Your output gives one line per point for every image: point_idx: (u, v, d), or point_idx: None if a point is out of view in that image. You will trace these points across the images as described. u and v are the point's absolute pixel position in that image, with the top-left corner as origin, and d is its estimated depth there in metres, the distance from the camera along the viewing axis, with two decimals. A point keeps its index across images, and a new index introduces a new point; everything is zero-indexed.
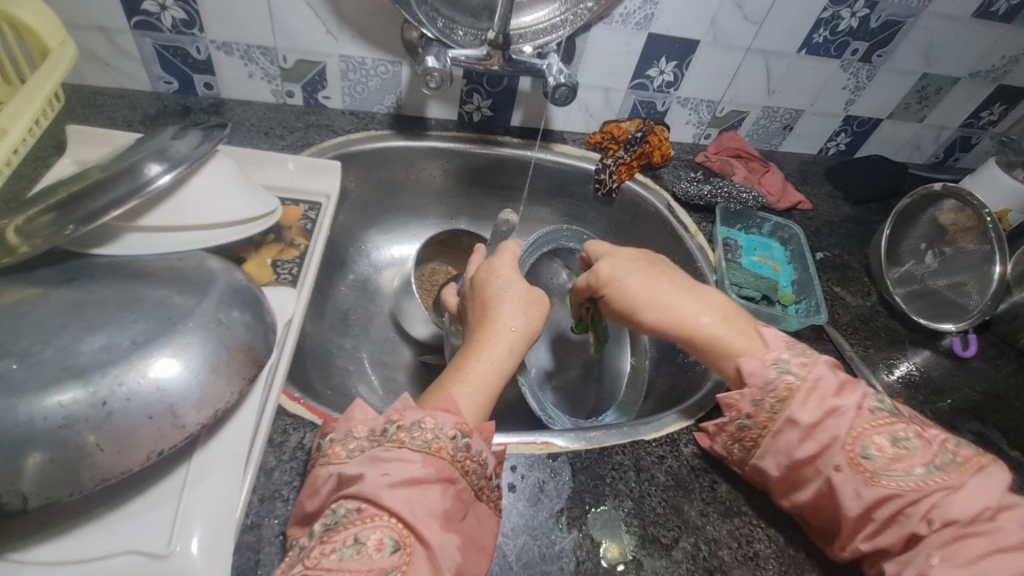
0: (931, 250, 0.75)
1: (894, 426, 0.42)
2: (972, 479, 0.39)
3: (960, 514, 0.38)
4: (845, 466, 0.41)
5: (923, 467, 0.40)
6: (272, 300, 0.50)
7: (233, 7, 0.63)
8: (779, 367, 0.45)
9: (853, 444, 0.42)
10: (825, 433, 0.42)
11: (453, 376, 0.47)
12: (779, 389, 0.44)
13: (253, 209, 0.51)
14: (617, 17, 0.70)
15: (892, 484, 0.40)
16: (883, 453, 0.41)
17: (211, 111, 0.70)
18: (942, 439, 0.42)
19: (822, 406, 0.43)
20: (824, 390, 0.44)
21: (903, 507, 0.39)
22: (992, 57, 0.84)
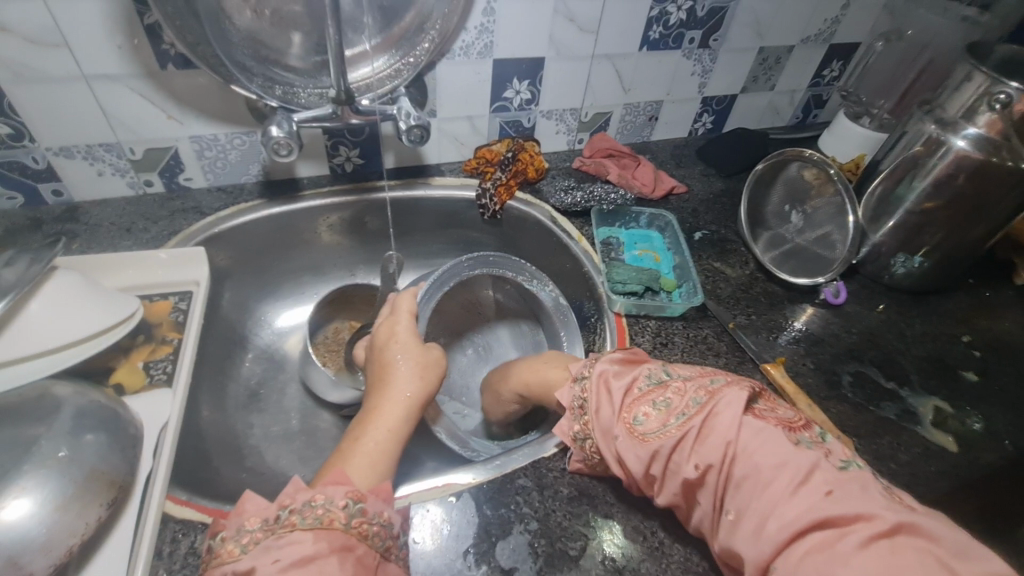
0: (795, 210, 0.80)
1: (654, 392, 0.47)
2: (717, 412, 0.43)
3: (717, 451, 0.41)
4: (626, 441, 0.46)
5: (674, 417, 0.44)
6: (145, 408, 0.49)
7: (59, 111, 0.61)
8: (580, 381, 0.52)
9: (627, 415, 0.47)
10: (605, 420, 0.47)
11: (350, 447, 0.47)
12: (579, 398, 0.51)
13: (102, 321, 0.50)
14: (458, 51, 0.72)
15: (658, 439, 0.44)
16: (649, 416, 0.46)
17: (66, 218, 0.68)
18: (696, 386, 0.46)
19: (600, 397, 0.49)
20: (596, 388, 0.50)
21: (671, 455, 0.43)
22: (815, 22, 0.90)
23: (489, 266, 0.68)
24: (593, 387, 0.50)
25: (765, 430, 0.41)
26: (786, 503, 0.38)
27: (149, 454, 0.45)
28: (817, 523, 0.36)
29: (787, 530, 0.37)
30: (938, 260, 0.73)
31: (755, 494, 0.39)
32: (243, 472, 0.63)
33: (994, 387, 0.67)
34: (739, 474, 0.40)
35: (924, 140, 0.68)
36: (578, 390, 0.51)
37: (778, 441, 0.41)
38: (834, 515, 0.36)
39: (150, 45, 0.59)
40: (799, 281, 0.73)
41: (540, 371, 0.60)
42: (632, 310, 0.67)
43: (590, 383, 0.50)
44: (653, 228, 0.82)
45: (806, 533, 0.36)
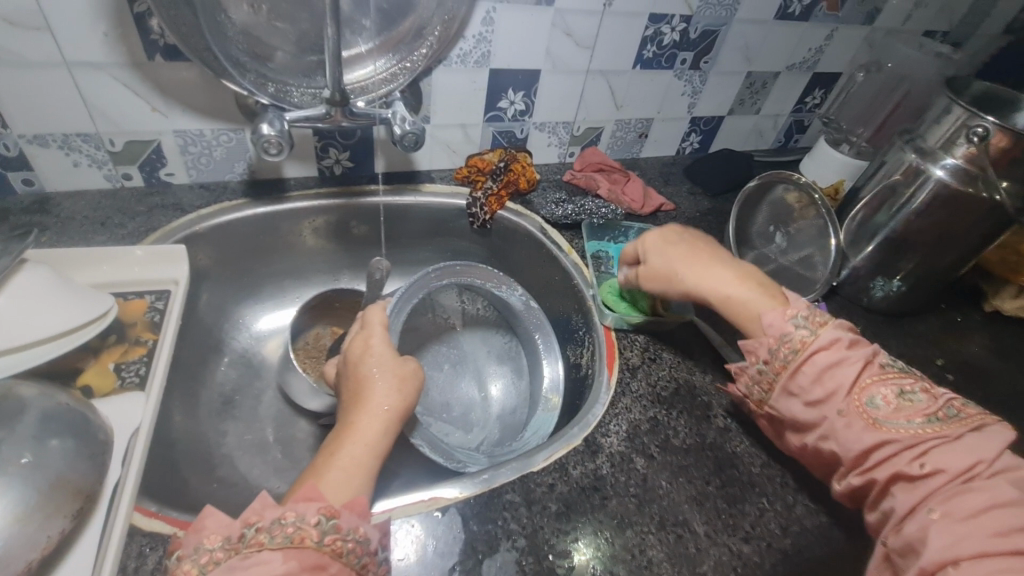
0: (779, 231, 0.82)
1: (902, 379, 0.45)
2: (968, 437, 0.41)
3: (958, 463, 0.40)
4: (851, 411, 0.44)
5: (923, 416, 0.43)
6: (116, 412, 0.46)
7: (36, 97, 0.58)
8: (798, 320, 0.48)
9: (860, 393, 0.45)
10: (834, 380, 0.45)
11: (325, 462, 0.45)
12: (795, 342, 0.47)
13: (75, 317, 0.48)
14: (454, 58, 0.71)
15: (891, 429, 0.43)
16: (888, 402, 0.44)
17: (36, 209, 0.65)
18: (952, 398, 0.44)
19: (832, 355, 0.46)
20: (825, 345, 0.47)
21: (897, 450, 0.42)
22: (801, 50, 0.93)
23: (455, 275, 0.69)
24: (821, 342, 0.47)
25: (997, 459, 0.40)
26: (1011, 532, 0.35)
27: (118, 461, 0.43)
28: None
29: (1000, 548, 0.34)
30: (914, 285, 0.75)
31: (994, 513, 0.36)
32: (214, 483, 0.60)
33: None
34: (973, 490, 0.38)
35: (904, 169, 0.70)
36: (796, 331, 0.48)
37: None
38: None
39: (138, 35, 0.57)
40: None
41: (711, 274, 0.55)
42: (622, 324, 0.67)
43: (815, 341, 0.47)
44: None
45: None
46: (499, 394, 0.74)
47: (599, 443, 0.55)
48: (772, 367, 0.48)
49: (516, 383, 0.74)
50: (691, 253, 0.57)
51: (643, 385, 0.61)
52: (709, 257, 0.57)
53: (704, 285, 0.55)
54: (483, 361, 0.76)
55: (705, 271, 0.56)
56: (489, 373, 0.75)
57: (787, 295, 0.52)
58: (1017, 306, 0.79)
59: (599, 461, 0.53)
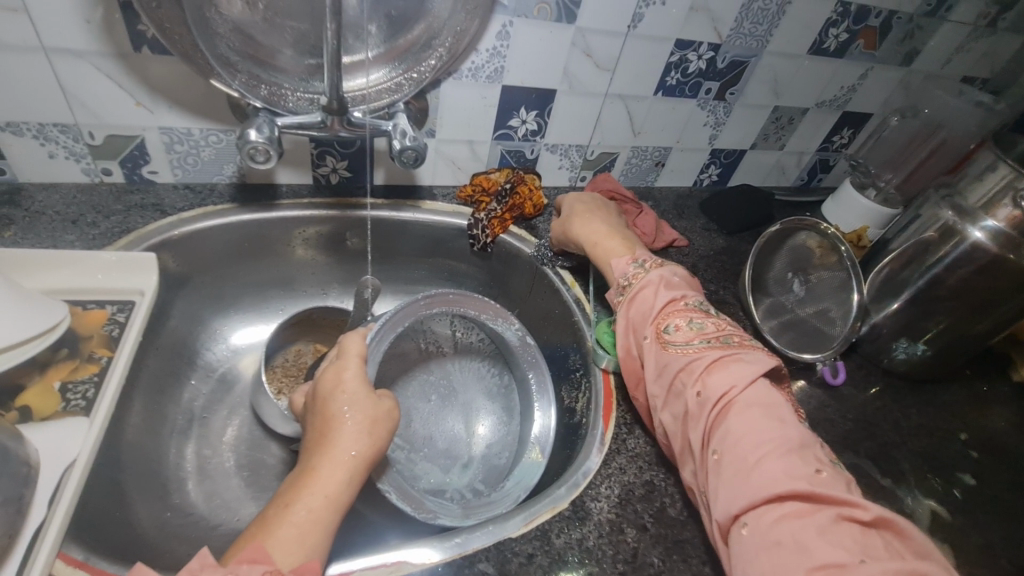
0: (797, 278, 0.76)
1: (694, 313, 0.53)
2: (735, 362, 0.48)
3: (719, 389, 0.46)
4: (653, 338, 0.53)
5: (702, 340, 0.50)
6: (53, 441, 0.42)
7: (11, 83, 0.54)
8: (636, 266, 0.60)
9: (660, 323, 0.53)
10: (638, 311, 0.56)
11: (277, 517, 0.39)
12: (629, 280, 0.59)
13: (22, 330, 0.43)
14: (465, 72, 0.67)
15: (678, 351, 0.50)
16: (679, 329, 0.52)
17: (6, 200, 0.61)
18: (733, 331, 0.51)
19: (649, 292, 0.56)
20: (643, 288, 0.57)
21: (681, 372, 0.49)
22: (832, 88, 0.88)
23: (448, 304, 0.64)
24: (650, 279, 0.57)
25: (754, 387, 0.46)
26: (771, 466, 0.41)
27: (43, 501, 0.38)
28: (801, 495, 0.39)
29: (766, 492, 0.39)
30: (940, 351, 0.70)
31: (748, 445, 0.42)
32: (164, 512, 0.55)
33: (991, 494, 0.63)
34: (730, 417, 0.44)
35: (939, 226, 0.65)
36: (633, 270, 0.59)
37: (778, 409, 0.44)
38: (812, 487, 0.39)
39: (124, 26, 0.53)
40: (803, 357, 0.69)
41: (592, 226, 0.67)
42: (620, 368, 0.62)
43: (642, 278, 0.57)
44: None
45: (783, 503, 0.39)
46: (486, 433, 0.68)
47: (588, 508, 0.50)
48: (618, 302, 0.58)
49: (505, 423, 0.69)
50: (586, 208, 0.69)
51: (641, 444, 0.56)
52: (612, 228, 0.66)
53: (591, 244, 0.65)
54: (473, 396, 0.71)
55: (604, 238, 0.65)
56: (479, 409, 0.70)
57: (638, 249, 0.63)
58: None
59: (585, 531, 0.48)
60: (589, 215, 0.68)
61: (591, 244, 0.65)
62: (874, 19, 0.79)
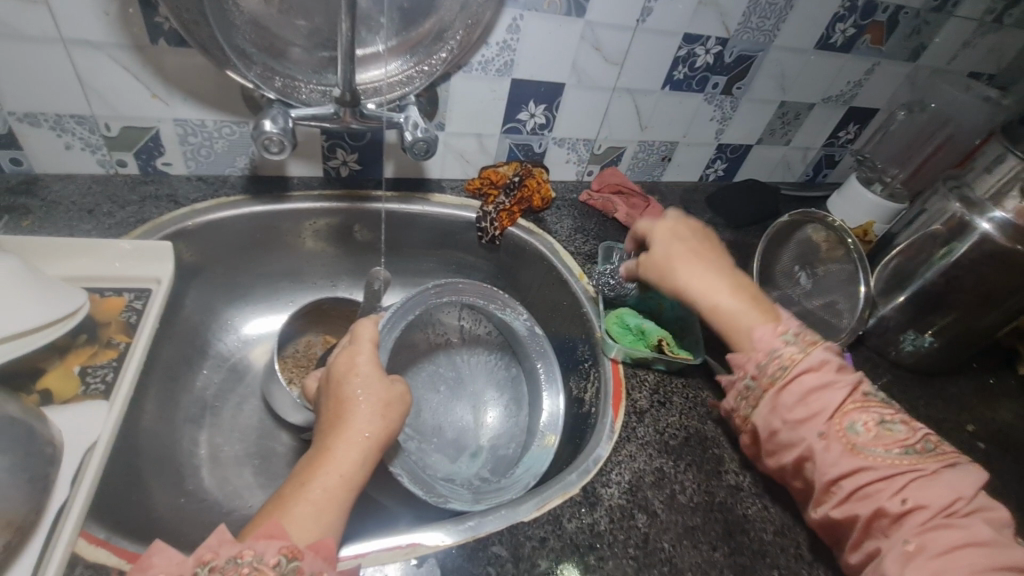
0: (805, 270, 0.77)
1: (883, 407, 0.44)
2: (939, 472, 0.41)
3: (938, 498, 0.39)
4: (831, 434, 0.43)
5: (901, 447, 0.42)
6: (73, 423, 0.42)
7: (30, 74, 0.55)
8: (793, 338, 0.47)
9: (842, 418, 0.44)
10: (818, 402, 0.44)
11: (294, 494, 0.40)
12: (784, 356, 0.46)
13: (45, 314, 0.44)
14: (476, 65, 0.68)
15: (870, 456, 0.42)
16: (868, 427, 0.43)
17: (22, 190, 0.61)
18: (926, 431, 0.44)
19: (821, 378, 0.45)
20: (813, 368, 0.45)
21: (874, 480, 0.41)
22: (839, 83, 0.88)
23: (458, 294, 0.66)
24: (811, 359, 0.46)
25: (967, 496, 0.39)
26: None
27: (65, 480, 0.39)
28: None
29: None
30: (948, 343, 0.70)
31: (973, 571, 0.36)
32: (179, 498, 0.56)
33: (998, 484, 0.63)
34: (951, 536, 0.38)
35: (947, 218, 0.65)
36: (785, 347, 0.47)
37: (1005, 530, 0.38)
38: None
39: (142, 17, 0.54)
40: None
41: (705, 279, 0.54)
42: (629, 358, 0.63)
43: (804, 357, 0.46)
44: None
45: None
46: (494, 423, 0.69)
47: (598, 494, 0.50)
48: (761, 381, 0.47)
49: (513, 414, 0.69)
50: (691, 253, 0.56)
51: (649, 432, 0.56)
52: (733, 282, 0.54)
53: (711, 312, 0.53)
54: (480, 387, 0.72)
55: (728, 295, 0.53)
56: (487, 400, 0.70)
57: (777, 311, 0.51)
58: None
59: (596, 516, 0.48)
60: (702, 261, 0.55)
61: (709, 312, 0.53)
62: (881, 14, 0.80)
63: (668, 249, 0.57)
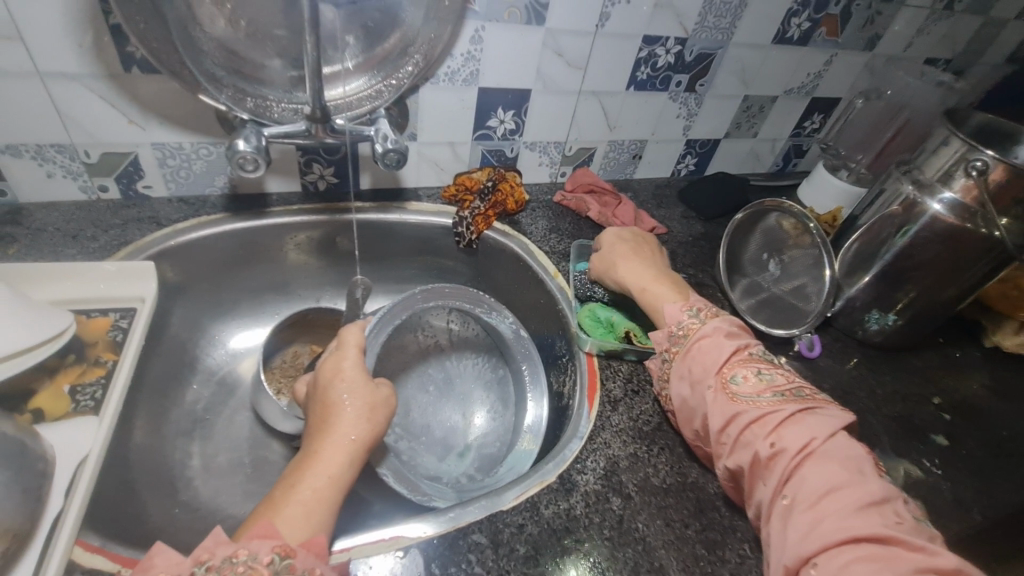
0: (773, 258, 0.79)
1: (761, 364, 0.51)
2: (805, 414, 0.47)
3: (797, 439, 0.45)
4: (717, 387, 0.51)
5: (772, 392, 0.49)
6: (64, 439, 0.44)
7: (9, 107, 0.57)
8: (691, 312, 0.57)
9: (725, 373, 0.51)
10: (706, 362, 0.52)
11: (283, 498, 0.42)
12: (684, 329, 0.56)
13: (35, 334, 0.47)
14: (442, 76, 0.70)
15: (747, 401, 0.48)
16: (747, 380, 0.50)
17: (8, 220, 0.63)
18: (801, 383, 0.50)
19: (712, 342, 0.53)
20: (704, 334, 0.54)
21: (751, 422, 0.47)
22: (799, 76, 0.91)
23: (444, 297, 0.68)
24: (706, 330, 0.55)
25: (825, 436, 0.45)
26: (844, 515, 0.40)
27: (59, 492, 0.41)
28: (878, 539, 0.38)
29: (841, 536, 0.39)
30: (910, 319, 0.73)
31: (824, 495, 0.41)
32: (174, 509, 0.58)
33: (963, 452, 0.66)
34: (807, 467, 0.43)
35: (900, 200, 0.68)
36: (689, 320, 0.56)
37: (859, 462, 0.44)
38: (899, 538, 0.38)
39: (114, 47, 0.56)
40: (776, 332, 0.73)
41: (637, 272, 0.65)
42: (603, 351, 0.65)
43: (700, 326, 0.55)
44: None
45: (859, 545, 0.38)
46: (482, 424, 0.71)
47: (574, 480, 0.52)
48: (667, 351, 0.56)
49: (501, 413, 0.71)
50: (630, 253, 0.67)
51: (625, 419, 0.58)
52: (659, 273, 0.64)
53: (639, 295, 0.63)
54: (469, 388, 0.74)
55: (652, 281, 0.63)
56: (475, 401, 0.72)
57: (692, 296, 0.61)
58: (1018, 342, 0.77)
59: (573, 501, 0.51)
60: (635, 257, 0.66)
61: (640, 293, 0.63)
62: (833, 7, 0.83)
63: (611, 249, 0.68)
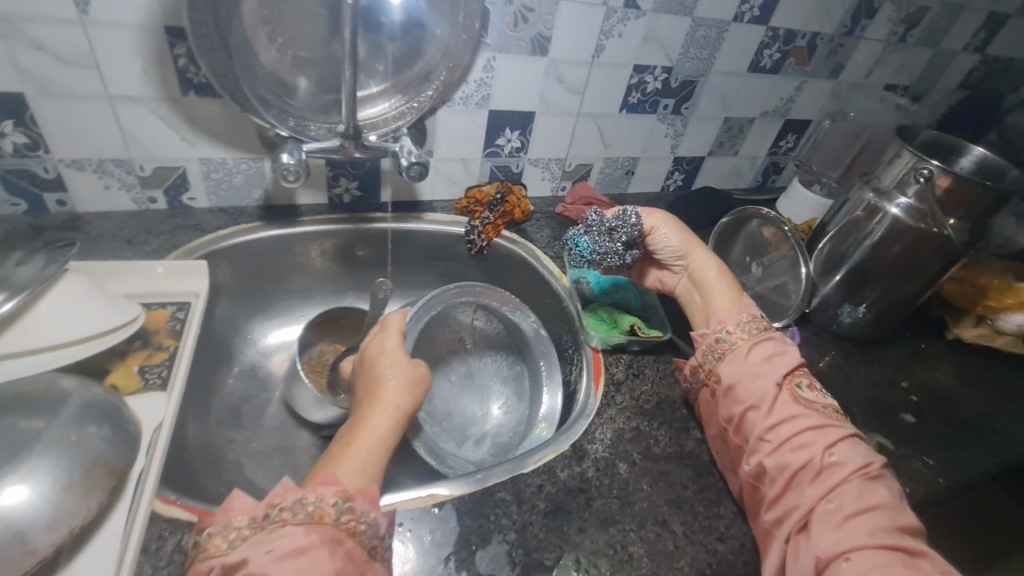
0: (755, 261, 0.88)
1: (819, 388, 0.59)
2: (854, 438, 0.54)
3: (848, 453, 0.52)
4: (782, 386, 0.57)
5: (828, 410, 0.56)
6: (140, 410, 0.50)
7: (80, 125, 0.64)
8: (760, 318, 0.64)
9: (790, 381, 0.58)
10: (780, 362, 0.59)
11: (341, 452, 0.49)
12: (756, 326, 0.62)
13: (113, 319, 0.53)
14: (458, 100, 0.79)
15: (807, 409, 0.55)
16: (808, 393, 0.57)
17: (67, 227, 0.70)
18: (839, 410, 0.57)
19: (781, 349, 0.60)
20: (765, 342, 0.60)
21: (810, 425, 0.54)
22: (773, 100, 1.01)
23: (475, 295, 0.76)
24: (774, 337, 0.62)
25: (868, 457, 0.52)
26: (881, 526, 0.46)
27: (142, 451, 0.46)
28: (908, 552, 0.45)
29: (883, 541, 0.45)
30: (879, 313, 0.81)
31: (868, 506, 0.48)
32: (220, 486, 0.63)
33: (929, 429, 0.73)
34: (854, 480, 0.49)
35: (864, 206, 0.77)
36: (757, 320, 0.63)
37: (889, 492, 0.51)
38: (926, 556, 0.45)
39: (177, 73, 0.64)
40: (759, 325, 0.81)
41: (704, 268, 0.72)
42: (607, 345, 0.71)
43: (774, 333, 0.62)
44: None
45: (892, 553, 0.45)
46: (499, 414, 0.77)
47: (585, 449, 0.59)
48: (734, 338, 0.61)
49: (517, 405, 0.78)
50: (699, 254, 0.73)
51: (627, 397, 0.65)
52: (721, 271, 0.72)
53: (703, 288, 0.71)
54: (489, 381, 0.80)
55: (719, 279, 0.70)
56: (494, 393, 0.79)
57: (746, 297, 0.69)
58: (974, 334, 0.86)
59: (584, 466, 0.57)
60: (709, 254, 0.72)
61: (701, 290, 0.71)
62: (800, 40, 0.93)
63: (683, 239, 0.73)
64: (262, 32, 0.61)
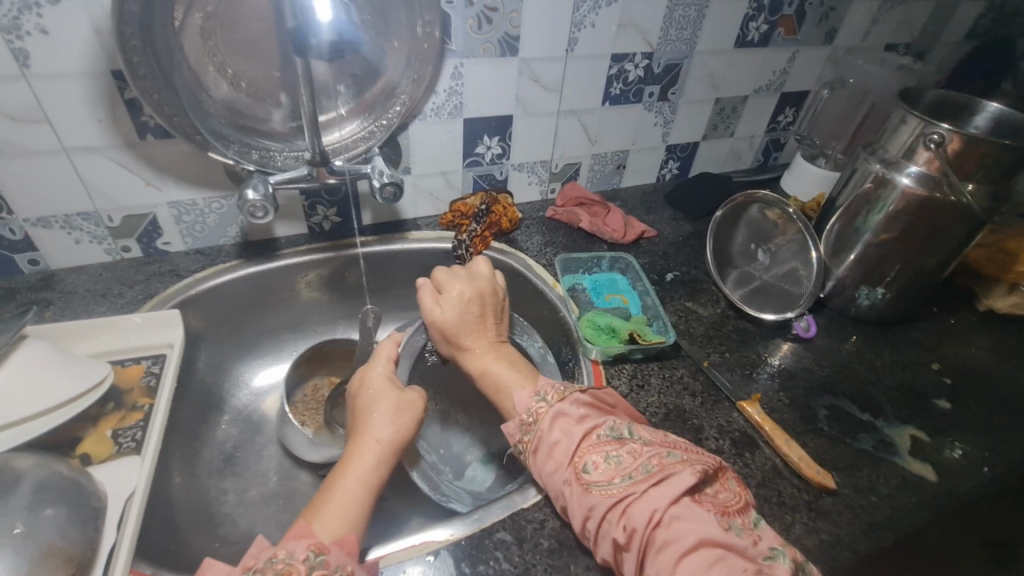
0: (760, 248, 0.83)
1: (609, 444, 0.48)
2: (651, 492, 0.43)
3: (642, 513, 0.42)
4: (572, 481, 0.47)
5: (621, 477, 0.45)
6: (112, 478, 0.48)
7: (40, 183, 0.62)
8: (539, 398, 0.53)
9: (578, 462, 0.48)
10: (560, 452, 0.49)
11: (320, 499, 0.46)
12: (534, 416, 0.52)
13: (78, 384, 0.51)
14: (429, 112, 0.75)
15: (599, 493, 0.45)
16: (598, 466, 0.46)
17: (41, 287, 0.68)
18: (651, 452, 0.46)
19: (560, 429, 0.50)
20: (571, 414, 0.51)
21: (606, 513, 0.44)
22: (765, 74, 0.96)
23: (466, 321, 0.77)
24: (549, 420, 0.51)
25: (714, 523, 0.41)
26: None
27: (112, 525, 0.44)
28: None
29: None
30: (899, 292, 0.75)
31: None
32: (214, 542, 0.60)
33: (966, 413, 0.68)
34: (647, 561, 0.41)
35: (872, 178, 0.71)
36: (536, 405, 0.52)
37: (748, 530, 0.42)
38: None
39: (130, 118, 0.61)
40: (766, 317, 0.75)
41: (481, 356, 0.60)
42: (608, 356, 0.67)
43: (546, 411, 0.51)
44: (616, 270, 0.83)
45: None
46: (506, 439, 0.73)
47: None
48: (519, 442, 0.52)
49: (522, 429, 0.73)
50: (474, 321, 0.61)
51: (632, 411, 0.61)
52: (490, 345, 0.61)
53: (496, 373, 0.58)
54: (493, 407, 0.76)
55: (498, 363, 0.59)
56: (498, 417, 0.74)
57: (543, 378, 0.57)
58: (1010, 301, 0.80)
59: None
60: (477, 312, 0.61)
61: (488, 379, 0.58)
62: (787, 8, 0.88)
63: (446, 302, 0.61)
64: (210, 66, 0.59)
